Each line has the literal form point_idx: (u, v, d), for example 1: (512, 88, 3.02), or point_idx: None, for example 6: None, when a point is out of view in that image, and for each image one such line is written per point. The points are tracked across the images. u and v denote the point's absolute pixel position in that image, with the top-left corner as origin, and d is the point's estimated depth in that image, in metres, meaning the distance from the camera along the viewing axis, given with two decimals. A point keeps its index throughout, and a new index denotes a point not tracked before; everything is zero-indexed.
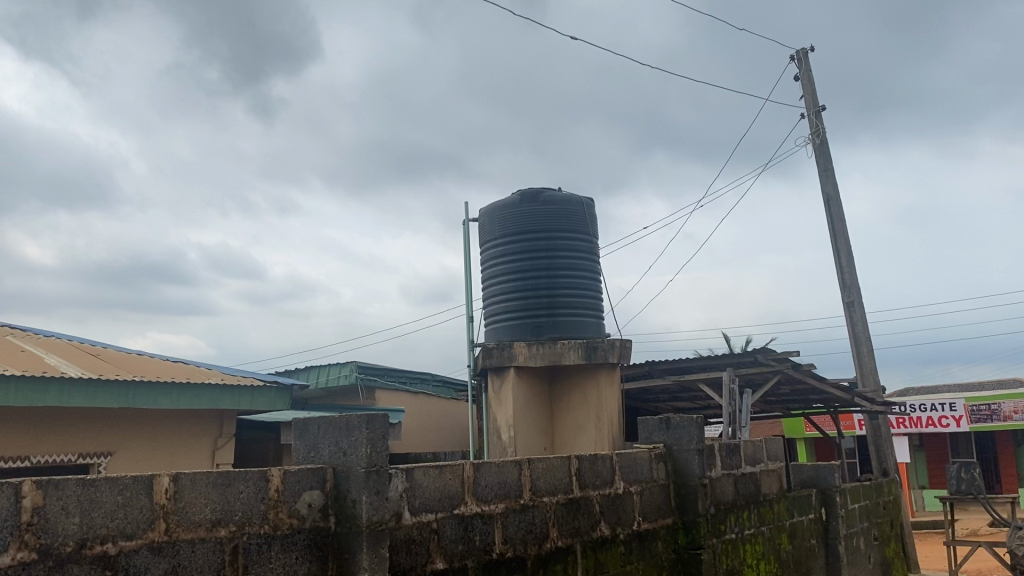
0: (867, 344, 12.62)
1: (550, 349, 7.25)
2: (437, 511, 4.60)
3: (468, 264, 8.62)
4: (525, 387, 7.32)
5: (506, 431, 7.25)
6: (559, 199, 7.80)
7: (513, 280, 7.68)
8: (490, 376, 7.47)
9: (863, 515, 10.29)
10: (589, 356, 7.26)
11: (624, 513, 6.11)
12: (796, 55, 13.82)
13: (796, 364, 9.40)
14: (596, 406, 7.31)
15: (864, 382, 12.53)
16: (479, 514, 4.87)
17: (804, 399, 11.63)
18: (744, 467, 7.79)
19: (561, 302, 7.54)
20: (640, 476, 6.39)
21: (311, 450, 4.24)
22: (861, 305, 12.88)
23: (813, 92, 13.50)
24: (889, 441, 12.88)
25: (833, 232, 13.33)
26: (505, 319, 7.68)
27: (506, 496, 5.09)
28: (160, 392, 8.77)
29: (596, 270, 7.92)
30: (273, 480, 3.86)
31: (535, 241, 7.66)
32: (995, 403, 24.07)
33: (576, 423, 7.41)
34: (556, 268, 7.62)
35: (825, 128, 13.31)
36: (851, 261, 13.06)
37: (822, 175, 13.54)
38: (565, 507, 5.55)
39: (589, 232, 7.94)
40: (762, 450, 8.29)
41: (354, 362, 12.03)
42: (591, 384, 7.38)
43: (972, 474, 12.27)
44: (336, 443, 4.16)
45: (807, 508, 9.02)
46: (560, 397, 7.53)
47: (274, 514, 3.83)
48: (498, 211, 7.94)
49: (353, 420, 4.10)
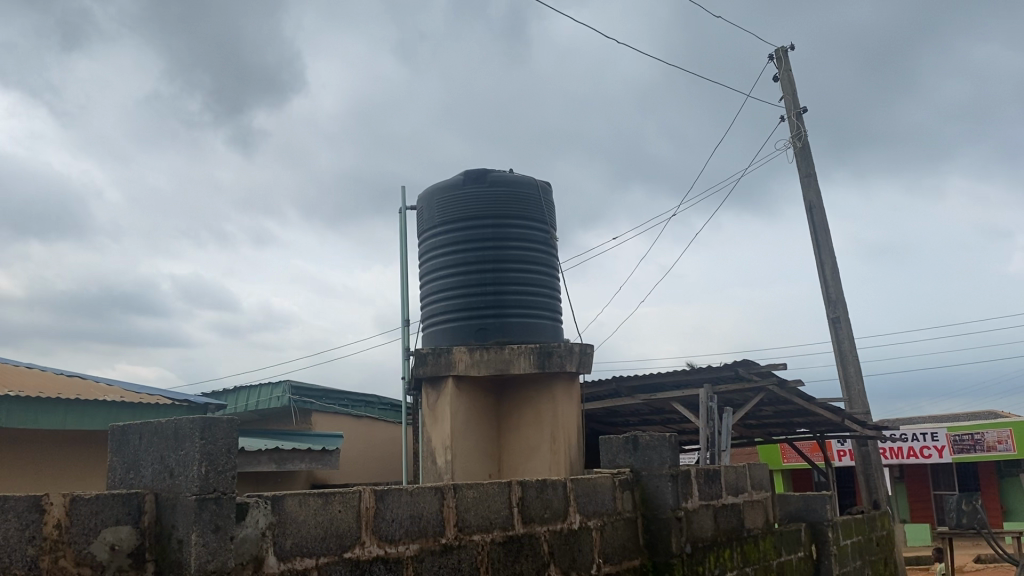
0: (856, 363, 11.56)
1: (496, 355, 6.08)
2: (319, 555, 3.39)
3: (406, 260, 7.41)
4: (466, 401, 6.13)
5: (441, 455, 6.04)
6: (509, 181, 6.69)
7: (455, 275, 6.52)
8: (424, 388, 6.28)
9: (857, 553, 9.15)
10: (542, 364, 6.09)
11: (580, 553, 4.91)
12: (776, 53, 12.92)
13: (782, 380, 8.28)
14: (551, 424, 6.14)
15: (852, 405, 11.46)
16: (382, 558, 3.66)
17: (787, 422, 10.54)
18: (725, 498, 6.62)
19: (510, 300, 6.39)
20: (600, 509, 5.20)
21: (129, 468, 3.01)
22: (847, 321, 11.83)
23: (793, 93, 12.58)
24: (879, 470, 11.78)
25: (817, 242, 12.32)
26: (445, 320, 6.48)
27: (422, 535, 3.89)
28: (42, 410, 7.44)
29: (553, 264, 6.80)
30: (52, 510, 2.60)
31: (481, 228, 6.52)
32: (977, 433, 23.13)
33: (527, 445, 6.22)
34: (506, 261, 6.48)
35: (807, 131, 12.37)
36: (835, 274, 12.04)
37: (804, 181, 12.57)
38: (503, 548, 4.33)
39: (546, 221, 6.81)
40: (745, 477, 7.13)
41: (287, 381, 10.75)
42: (546, 397, 6.20)
43: (974, 507, 11.19)
44: (160, 460, 2.92)
45: (797, 545, 7.86)
46: (508, 413, 6.35)
47: (51, 562, 2.56)
48: (438, 196, 6.79)
49: (183, 426, 2.89)
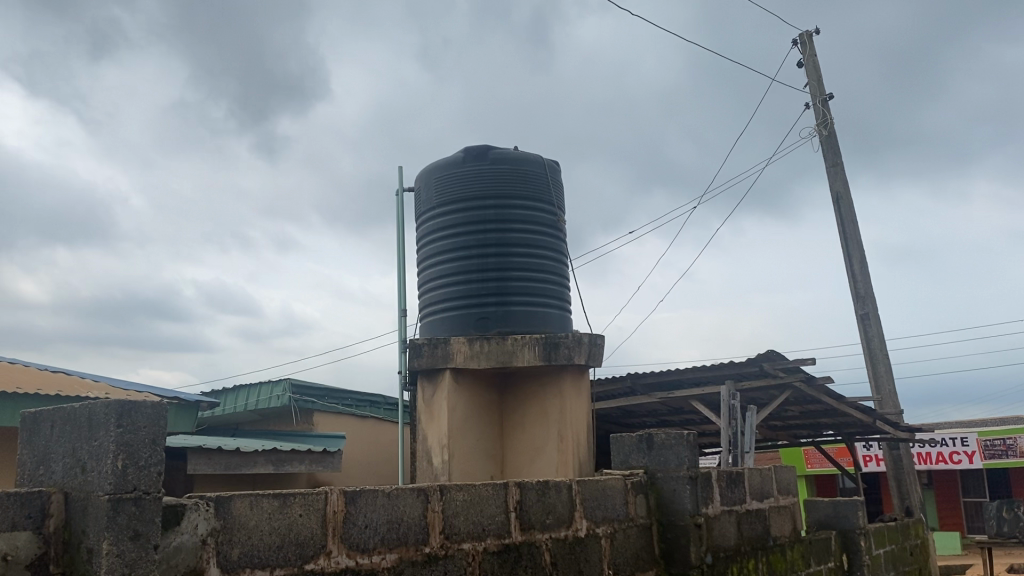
0: (885, 362, 10.95)
1: (498, 346, 5.56)
2: (274, 567, 2.89)
3: (403, 244, 6.91)
4: (465, 397, 5.63)
5: (438, 455, 5.54)
6: (513, 157, 6.19)
7: (454, 259, 6.02)
8: (420, 382, 5.78)
9: (890, 563, 8.54)
10: (549, 356, 5.57)
11: (587, 565, 4.38)
12: (801, 38, 12.36)
13: (810, 377, 7.70)
14: (558, 422, 5.62)
15: (883, 406, 10.84)
16: (353, 571, 3.16)
17: (814, 423, 9.95)
18: (749, 503, 6.06)
19: (513, 287, 5.88)
20: (609, 515, 4.66)
21: (40, 461, 2.53)
22: (877, 317, 11.22)
23: (819, 79, 12.00)
24: (912, 475, 11.15)
25: (844, 235, 11.72)
26: (444, 307, 5.98)
27: (401, 544, 3.37)
28: (18, 406, 6.98)
29: (561, 248, 6.28)
30: None
31: (482, 209, 6.02)
32: (1009, 438, 22.31)
33: (532, 444, 5.70)
34: (509, 244, 5.97)
35: (833, 118, 11.79)
36: (864, 268, 11.43)
37: (830, 171, 11.99)
38: (497, 558, 3.82)
39: (553, 201, 6.29)
40: (771, 481, 6.57)
41: (287, 380, 10.29)
42: (553, 391, 5.68)
43: (1015, 515, 10.54)
44: (72, 452, 2.44)
45: (826, 554, 7.28)
46: (512, 410, 5.84)
47: None
48: (436, 174, 6.30)
49: (97, 411, 2.40)
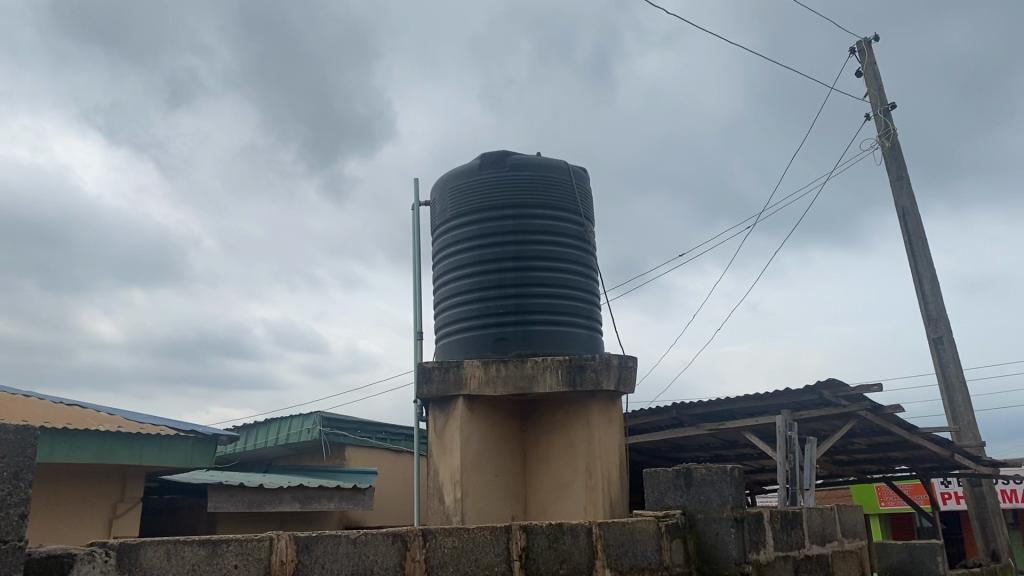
0: (963, 390, 10.00)
1: (516, 370, 4.99)
2: None
3: (420, 262, 6.42)
4: (479, 426, 5.06)
5: (450, 491, 4.96)
6: (534, 164, 5.68)
7: (469, 275, 5.50)
8: (432, 409, 5.24)
9: None
10: (574, 381, 4.97)
11: None
12: (858, 46, 11.64)
13: (876, 406, 6.91)
14: (587, 454, 4.99)
15: (961, 438, 9.88)
16: None
17: (885, 458, 9.06)
18: (808, 548, 5.31)
19: (533, 304, 5.32)
20: (639, 565, 4.01)
21: None
22: (951, 341, 10.27)
23: (879, 89, 11.24)
24: (998, 515, 10.11)
25: (912, 253, 10.85)
26: (460, 328, 5.44)
27: None
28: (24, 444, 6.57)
29: (589, 263, 5.70)
30: None
31: (500, 219, 5.52)
32: None
33: (558, 481, 5.08)
34: (529, 257, 5.42)
35: (896, 129, 11.00)
36: (935, 289, 10.52)
37: (895, 184, 11.16)
38: None
39: (578, 211, 5.74)
40: (834, 522, 5.80)
41: (318, 412, 9.79)
42: (579, 421, 5.07)
43: None
44: None
45: None
46: (536, 442, 5.26)
47: None
48: (452, 184, 5.83)
49: None
